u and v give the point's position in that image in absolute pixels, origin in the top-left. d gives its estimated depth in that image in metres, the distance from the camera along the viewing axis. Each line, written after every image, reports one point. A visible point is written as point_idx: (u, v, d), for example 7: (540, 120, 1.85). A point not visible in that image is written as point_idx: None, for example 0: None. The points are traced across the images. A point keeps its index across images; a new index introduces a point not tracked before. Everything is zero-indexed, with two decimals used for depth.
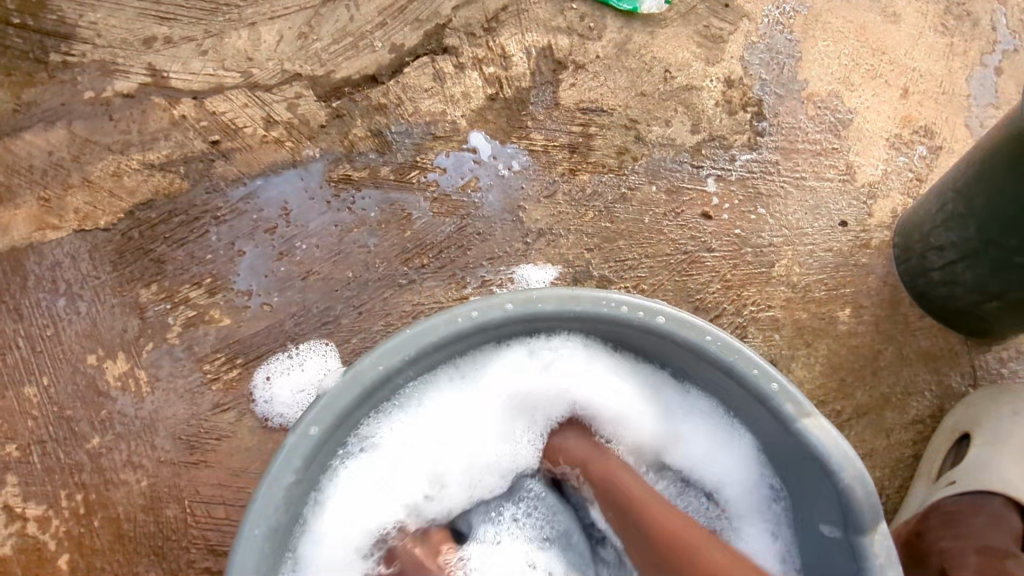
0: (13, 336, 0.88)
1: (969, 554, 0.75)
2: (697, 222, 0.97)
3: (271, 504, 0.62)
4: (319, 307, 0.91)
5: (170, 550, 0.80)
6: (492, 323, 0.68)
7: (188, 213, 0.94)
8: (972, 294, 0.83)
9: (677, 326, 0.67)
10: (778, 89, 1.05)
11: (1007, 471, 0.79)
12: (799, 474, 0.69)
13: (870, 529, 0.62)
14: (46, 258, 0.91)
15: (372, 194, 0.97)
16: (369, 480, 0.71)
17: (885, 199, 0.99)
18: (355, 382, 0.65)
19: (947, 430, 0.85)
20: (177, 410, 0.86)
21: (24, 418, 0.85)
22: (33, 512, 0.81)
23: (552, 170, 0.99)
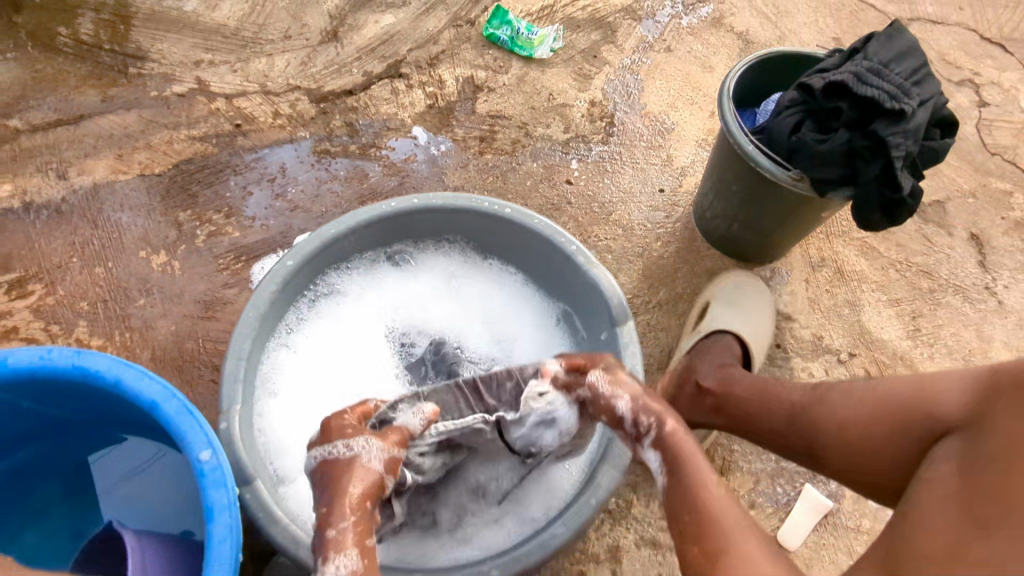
0: (90, 237, 1.30)
1: (713, 365, 1.09)
2: (562, 186, 1.43)
3: (260, 299, 1.01)
4: (300, 228, 1.35)
5: (186, 369, 1.18)
6: (405, 212, 1.11)
7: (216, 168, 1.39)
8: (726, 222, 1.28)
9: (517, 214, 1.11)
10: (625, 108, 1.56)
11: (730, 317, 1.19)
12: (591, 310, 1.11)
13: (622, 326, 1.04)
14: (117, 191, 1.35)
15: (343, 161, 1.43)
16: (334, 314, 1.16)
17: (692, 177, 1.47)
18: (317, 238, 1.07)
19: (699, 303, 1.27)
20: (198, 285, 1.26)
21: (94, 286, 1.24)
22: (95, 344, 1.20)
23: (467, 151, 1.46)
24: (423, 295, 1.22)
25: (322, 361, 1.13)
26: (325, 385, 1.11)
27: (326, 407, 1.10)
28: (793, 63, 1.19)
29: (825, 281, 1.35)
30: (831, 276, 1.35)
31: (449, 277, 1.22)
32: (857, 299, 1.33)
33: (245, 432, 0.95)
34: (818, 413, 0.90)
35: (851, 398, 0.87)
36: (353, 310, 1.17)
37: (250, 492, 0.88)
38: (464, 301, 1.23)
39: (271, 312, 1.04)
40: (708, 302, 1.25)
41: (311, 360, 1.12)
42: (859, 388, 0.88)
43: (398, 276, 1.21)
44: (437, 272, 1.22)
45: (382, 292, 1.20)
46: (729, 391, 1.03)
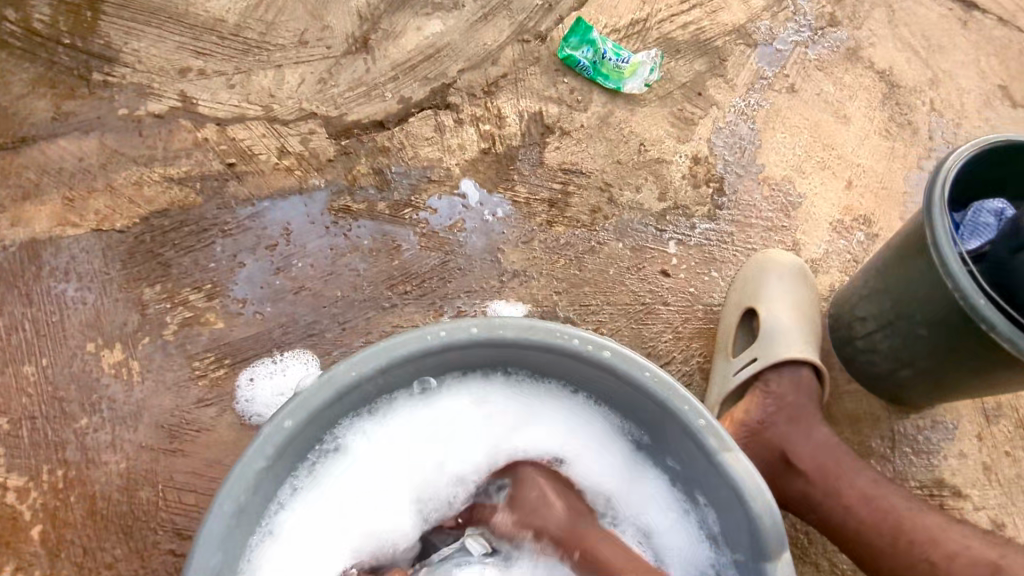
0: (20, 319, 0.95)
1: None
2: (656, 278, 1.08)
3: (241, 486, 0.69)
4: (306, 320, 1.00)
5: (138, 529, 0.86)
6: (457, 344, 0.77)
7: (197, 226, 1.04)
8: (888, 361, 0.94)
9: (620, 360, 0.77)
10: (738, 169, 1.19)
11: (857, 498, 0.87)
12: (721, 507, 0.77)
13: (773, 556, 0.71)
14: (63, 252, 1.00)
15: (367, 224, 1.07)
16: (347, 477, 0.80)
17: (824, 275, 1.13)
18: (328, 384, 0.73)
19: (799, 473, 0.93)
20: (163, 400, 0.93)
21: (20, 394, 0.91)
22: (15, 483, 0.87)
23: (532, 220, 1.10)
24: (468, 436, 0.84)
25: (328, 552, 0.78)
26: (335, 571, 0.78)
27: None
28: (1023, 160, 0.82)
29: (1004, 438, 1.01)
30: (1012, 432, 1.01)
31: (506, 414, 0.85)
32: None
33: None
34: None
35: None
36: (367, 464, 0.81)
37: None
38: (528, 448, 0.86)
39: (258, 496, 0.72)
40: (753, 305, 0.96)
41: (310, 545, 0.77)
42: None
43: (434, 413, 0.84)
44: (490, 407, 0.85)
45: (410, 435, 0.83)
46: (924, 574, 0.76)
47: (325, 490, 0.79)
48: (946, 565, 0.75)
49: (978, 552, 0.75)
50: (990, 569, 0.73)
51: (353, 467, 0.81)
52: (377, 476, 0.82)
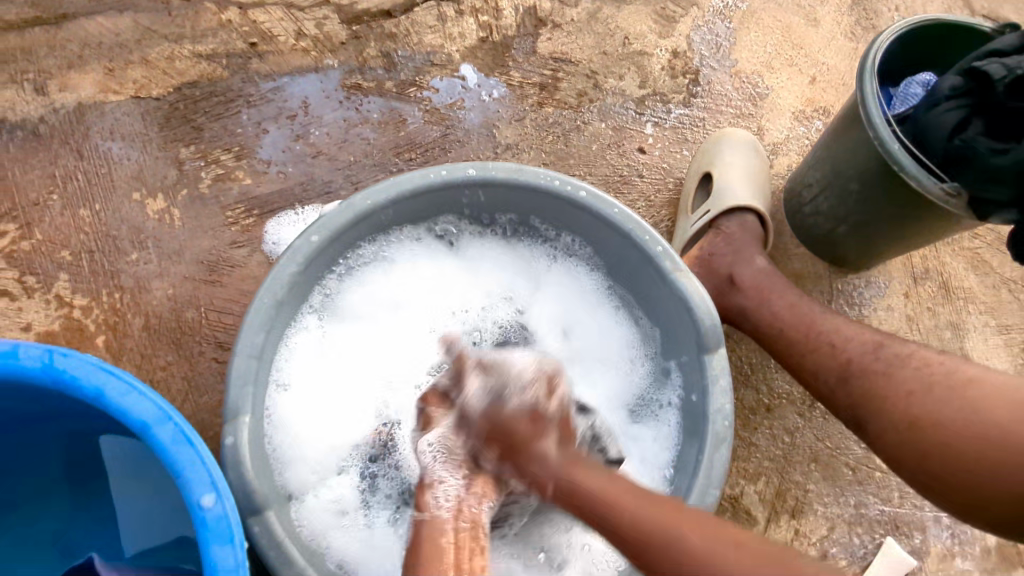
0: (74, 170, 1.09)
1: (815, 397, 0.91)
2: (633, 154, 1.21)
3: (279, 283, 0.83)
4: (324, 179, 1.14)
5: (186, 341, 1.02)
6: (456, 184, 0.91)
7: (225, 96, 1.16)
8: (828, 221, 1.08)
9: (593, 199, 0.91)
10: (713, 63, 1.31)
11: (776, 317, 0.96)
12: (671, 322, 0.92)
13: (711, 350, 0.85)
14: (107, 114, 1.12)
15: (377, 100, 1.20)
16: (370, 287, 0.98)
17: (784, 157, 1.26)
18: (349, 209, 0.87)
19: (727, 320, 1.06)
20: (202, 241, 1.07)
21: (78, 231, 1.06)
22: (79, 302, 1.02)
23: (524, 101, 1.23)
24: (479, 276, 1.03)
25: (351, 345, 0.96)
26: (359, 369, 0.95)
27: (342, 396, 0.93)
28: (929, 40, 0.96)
29: (927, 296, 1.16)
30: (935, 292, 1.16)
31: (512, 261, 1.03)
32: (961, 320, 1.16)
33: (252, 446, 0.79)
34: (875, 377, 0.81)
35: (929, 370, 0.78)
36: (388, 283, 0.99)
37: (259, 523, 0.75)
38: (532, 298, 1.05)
39: (291, 297, 0.86)
40: (709, 170, 1.12)
41: (341, 343, 0.95)
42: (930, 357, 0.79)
43: (451, 255, 1.02)
44: (500, 255, 1.03)
45: (428, 267, 1.01)
46: (827, 355, 0.87)
47: (350, 297, 0.96)
48: (844, 344, 0.86)
49: (868, 336, 0.85)
50: (875, 343, 0.84)
51: (374, 281, 0.98)
52: (393, 289, 0.99)
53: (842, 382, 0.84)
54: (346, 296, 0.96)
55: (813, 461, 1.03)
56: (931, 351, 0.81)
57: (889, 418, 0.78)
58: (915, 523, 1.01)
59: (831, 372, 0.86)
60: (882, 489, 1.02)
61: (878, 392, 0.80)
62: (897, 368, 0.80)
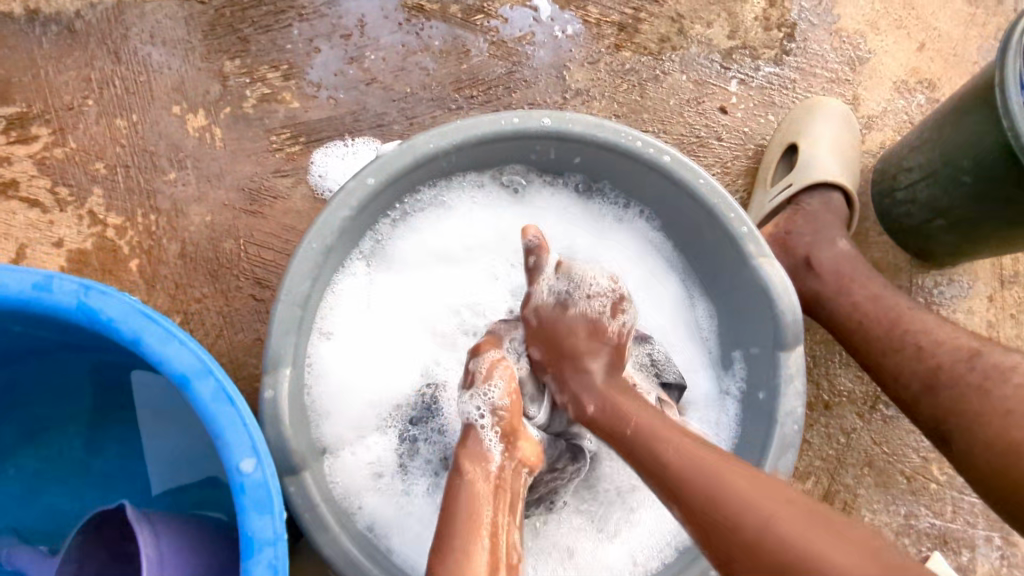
0: (110, 75, 1.01)
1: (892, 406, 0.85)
2: (714, 114, 1.10)
3: (330, 228, 0.77)
4: (376, 110, 1.05)
5: (223, 274, 0.96)
6: (527, 134, 0.82)
7: (275, 5, 1.05)
8: (923, 212, 0.98)
9: (678, 166, 0.81)
10: (813, 17, 1.17)
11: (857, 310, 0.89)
12: (745, 307, 0.84)
13: (789, 346, 0.78)
14: (146, 14, 1.02)
15: (439, 26, 1.08)
16: (423, 234, 0.90)
17: (877, 132, 1.14)
18: (409, 152, 0.79)
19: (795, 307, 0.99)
20: (244, 168, 1.00)
21: (114, 144, 0.99)
22: (114, 222, 0.97)
23: (600, 42, 1.11)
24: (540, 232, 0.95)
25: (399, 294, 0.90)
26: (405, 319, 0.90)
27: (386, 348, 0.88)
28: None
29: (1012, 302, 1.07)
30: (1021, 298, 1.07)
31: (576, 217, 0.94)
32: None
33: (293, 401, 0.75)
34: (965, 389, 0.74)
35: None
36: (443, 231, 0.91)
37: (296, 483, 0.72)
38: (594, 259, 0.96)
39: (341, 242, 0.80)
40: (797, 140, 1.01)
41: (389, 291, 0.89)
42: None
43: (513, 205, 0.93)
44: (565, 210, 0.94)
45: (487, 217, 0.92)
46: (912, 357, 0.81)
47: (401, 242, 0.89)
48: (934, 348, 0.80)
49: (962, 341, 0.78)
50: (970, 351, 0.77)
51: (428, 227, 0.90)
52: (446, 237, 0.91)
53: (926, 391, 0.78)
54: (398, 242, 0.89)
55: (867, 465, 0.98)
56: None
57: (978, 436, 0.72)
58: (964, 539, 0.97)
59: (915, 376, 0.80)
60: (935, 502, 0.97)
61: (966, 405, 0.74)
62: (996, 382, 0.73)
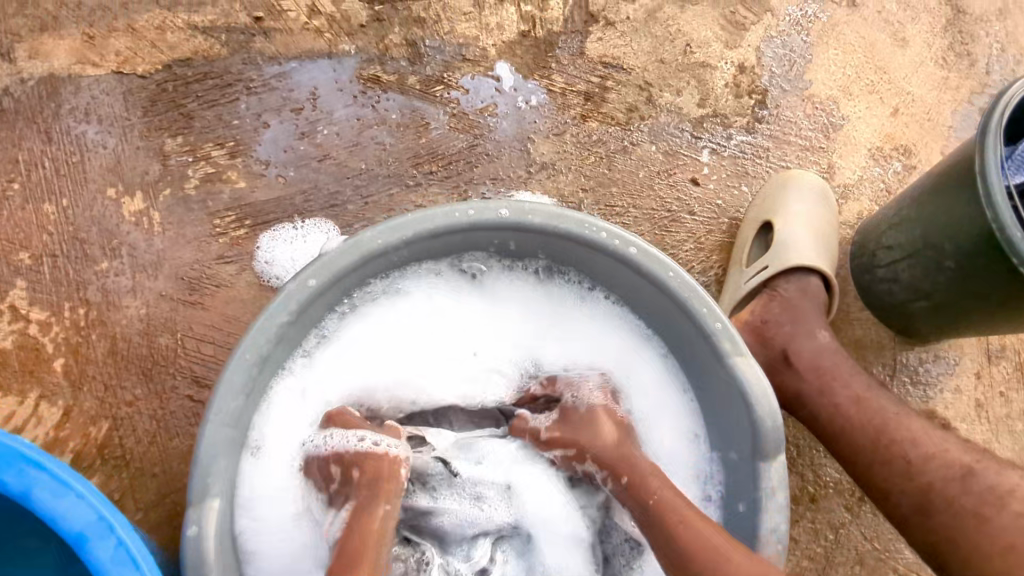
0: (40, 156, 0.94)
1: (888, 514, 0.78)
2: (685, 186, 1.06)
3: (264, 337, 0.70)
4: (329, 189, 0.99)
5: (157, 373, 0.88)
6: (483, 225, 0.76)
7: (222, 79, 1.00)
8: (906, 292, 0.94)
9: (645, 258, 0.75)
10: (784, 83, 1.14)
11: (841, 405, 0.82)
12: (723, 407, 0.78)
13: (770, 455, 0.72)
14: (83, 90, 0.96)
15: (397, 97, 1.03)
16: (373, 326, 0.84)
17: (854, 202, 1.10)
18: (353, 250, 0.73)
19: None
20: (183, 253, 0.93)
21: (41, 231, 0.91)
22: (37, 317, 0.88)
23: (565, 112, 1.07)
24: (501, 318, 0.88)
25: (351, 392, 0.84)
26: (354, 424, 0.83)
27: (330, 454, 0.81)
28: None
29: (1001, 379, 1.02)
30: (1010, 374, 1.02)
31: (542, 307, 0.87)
32: None
33: (221, 537, 0.67)
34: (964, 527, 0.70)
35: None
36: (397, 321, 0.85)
37: None
38: (561, 345, 0.88)
39: (280, 347, 0.73)
40: (769, 219, 0.97)
41: (334, 388, 0.82)
42: None
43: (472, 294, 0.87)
44: (529, 300, 0.87)
45: (444, 305, 0.86)
46: (900, 474, 0.76)
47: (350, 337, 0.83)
48: (923, 465, 0.75)
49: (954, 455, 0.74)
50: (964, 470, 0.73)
51: (380, 319, 0.84)
52: (398, 330, 0.85)
53: (920, 514, 0.73)
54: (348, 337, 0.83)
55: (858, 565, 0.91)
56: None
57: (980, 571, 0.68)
58: None
59: (908, 497, 0.74)
60: None
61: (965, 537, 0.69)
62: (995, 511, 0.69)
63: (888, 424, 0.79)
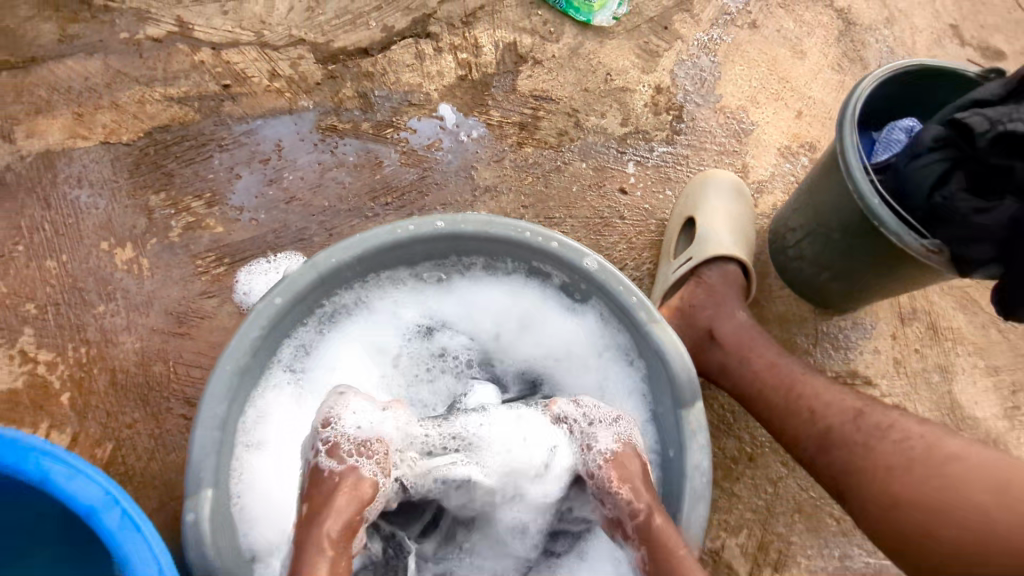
0: (40, 220, 1.07)
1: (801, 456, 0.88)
2: (614, 195, 1.19)
3: (241, 350, 0.80)
4: (297, 227, 1.11)
5: (153, 397, 0.99)
6: (425, 238, 0.88)
7: (197, 140, 1.13)
8: (812, 267, 1.06)
9: (565, 251, 0.88)
10: (698, 98, 1.28)
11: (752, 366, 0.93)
12: (651, 370, 0.89)
13: (688, 403, 0.84)
14: (76, 161, 1.10)
15: (353, 142, 1.17)
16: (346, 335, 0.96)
17: (769, 195, 1.23)
18: (312, 270, 0.85)
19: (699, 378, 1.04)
20: (171, 292, 1.05)
21: (44, 284, 1.03)
22: (44, 358, 1.00)
23: (503, 141, 1.21)
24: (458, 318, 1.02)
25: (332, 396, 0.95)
26: None
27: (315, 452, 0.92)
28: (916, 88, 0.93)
29: (915, 337, 1.16)
30: (922, 333, 1.16)
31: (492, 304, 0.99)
32: (947, 363, 1.15)
33: (217, 523, 0.77)
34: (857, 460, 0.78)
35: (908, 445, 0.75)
36: (365, 330, 0.97)
37: None
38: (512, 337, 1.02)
39: (256, 359, 0.84)
40: (692, 215, 1.09)
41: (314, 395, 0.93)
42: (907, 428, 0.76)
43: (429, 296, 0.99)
44: (476, 299, 1.01)
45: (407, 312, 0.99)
46: (805, 420, 0.85)
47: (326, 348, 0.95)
48: (823, 411, 0.84)
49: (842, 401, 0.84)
50: (854, 412, 0.81)
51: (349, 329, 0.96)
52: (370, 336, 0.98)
53: (820, 452, 0.82)
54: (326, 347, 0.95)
55: (797, 512, 1.04)
56: (909, 418, 0.78)
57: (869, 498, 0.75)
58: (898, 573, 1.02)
59: (810, 438, 0.83)
60: (866, 541, 1.04)
61: (855, 467, 0.78)
62: (874, 438, 0.78)
63: (793, 381, 0.89)
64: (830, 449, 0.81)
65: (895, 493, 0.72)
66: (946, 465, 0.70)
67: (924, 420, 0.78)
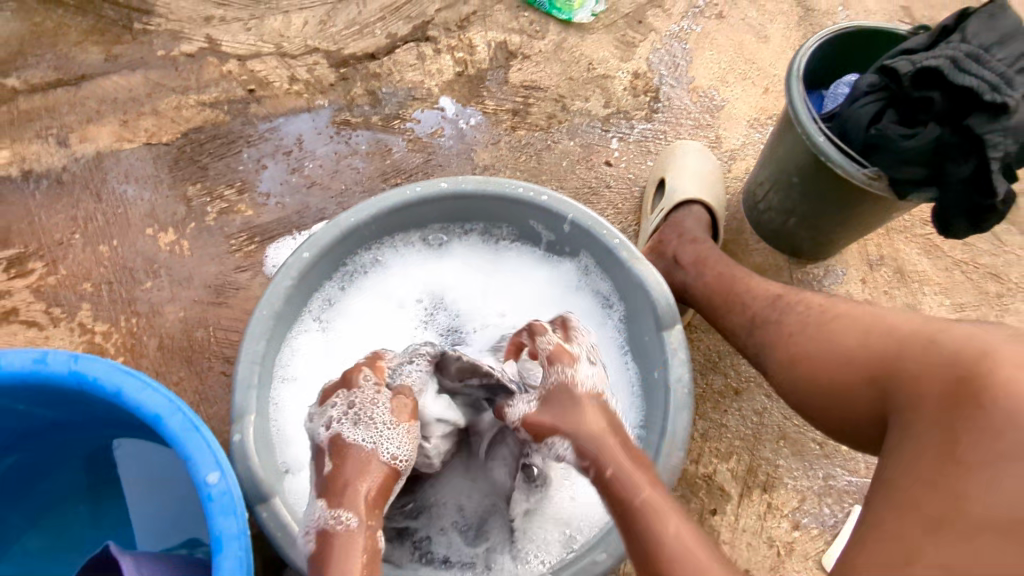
0: (94, 211, 1.21)
1: None
2: (601, 168, 1.32)
3: (275, 296, 0.92)
4: (317, 208, 1.25)
5: (196, 358, 1.11)
6: (430, 198, 1.01)
7: (227, 138, 1.28)
8: (779, 215, 1.17)
9: (554, 203, 1.00)
10: (672, 81, 1.42)
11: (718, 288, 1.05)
12: (634, 304, 1.00)
13: (668, 327, 0.94)
14: (123, 160, 1.25)
15: (365, 134, 1.32)
16: (363, 293, 1.08)
17: (742, 161, 1.37)
18: (334, 228, 0.97)
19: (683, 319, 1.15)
20: (209, 268, 1.18)
21: (98, 266, 1.17)
22: (100, 329, 1.13)
23: (498, 126, 1.34)
24: (461, 277, 1.14)
25: (353, 347, 1.07)
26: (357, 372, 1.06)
27: None
28: (856, 44, 1.07)
29: (883, 280, 1.23)
30: (890, 276, 1.24)
31: (491, 269, 1.14)
32: (917, 301, 1.22)
33: (260, 443, 0.88)
34: (772, 332, 0.90)
35: (808, 315, 0.87)
36: (380, 287, 1.10)
37: (267, 509, 0.83)
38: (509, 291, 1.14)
39: (287, 307, 0.95)
40: (662, 175, 1.24)
41: (339, 344, 1.05)
42: (815, 300, 0.89)
43: (437, 260, 1.13)
44: (477, 258, 1.13)
45: (416, 272, 1.12)
46: (738, 312, 0.98)
47: (346, 302, 1.07)
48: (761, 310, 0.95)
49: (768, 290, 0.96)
50: (775, 296, 0.94)
51: (367, 286, 1.08)
52: (384, 293, 1.10)
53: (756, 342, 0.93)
54: (347, 303, 1.07)
55: (781, 438, 1.10)
56: (817, 295, 0.91)
57: (778, 359, 0.88)
58: None
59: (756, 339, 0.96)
60: (847, 461, 1.09)
61: (770, 338, 0.91)
62: (786, 315, 0.90)
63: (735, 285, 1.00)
64: (760, 328, 0.93)
65: (791, 353, 0.86)
66: (828, 323, 0.84)
67: (832, 296, 0.89)
